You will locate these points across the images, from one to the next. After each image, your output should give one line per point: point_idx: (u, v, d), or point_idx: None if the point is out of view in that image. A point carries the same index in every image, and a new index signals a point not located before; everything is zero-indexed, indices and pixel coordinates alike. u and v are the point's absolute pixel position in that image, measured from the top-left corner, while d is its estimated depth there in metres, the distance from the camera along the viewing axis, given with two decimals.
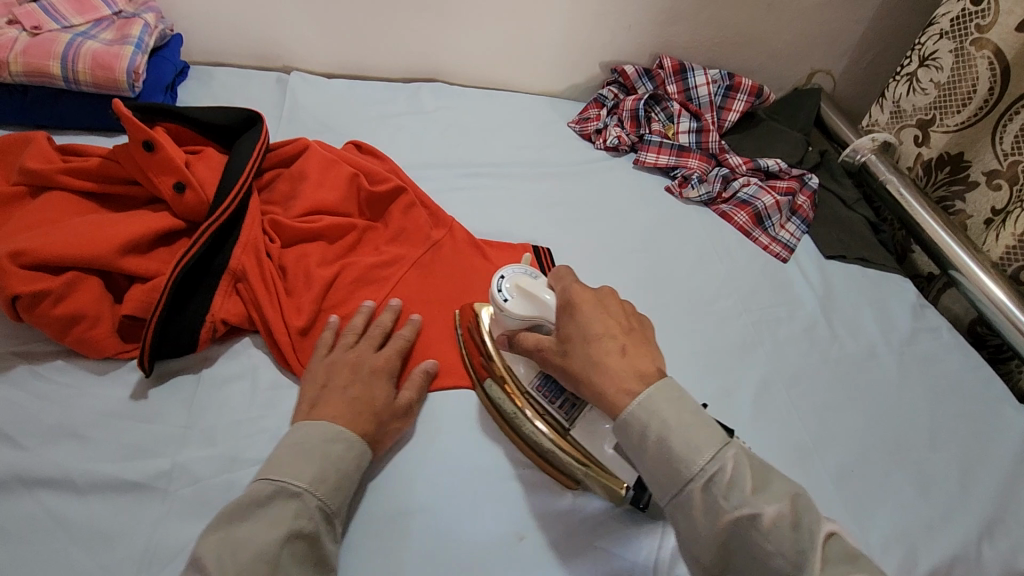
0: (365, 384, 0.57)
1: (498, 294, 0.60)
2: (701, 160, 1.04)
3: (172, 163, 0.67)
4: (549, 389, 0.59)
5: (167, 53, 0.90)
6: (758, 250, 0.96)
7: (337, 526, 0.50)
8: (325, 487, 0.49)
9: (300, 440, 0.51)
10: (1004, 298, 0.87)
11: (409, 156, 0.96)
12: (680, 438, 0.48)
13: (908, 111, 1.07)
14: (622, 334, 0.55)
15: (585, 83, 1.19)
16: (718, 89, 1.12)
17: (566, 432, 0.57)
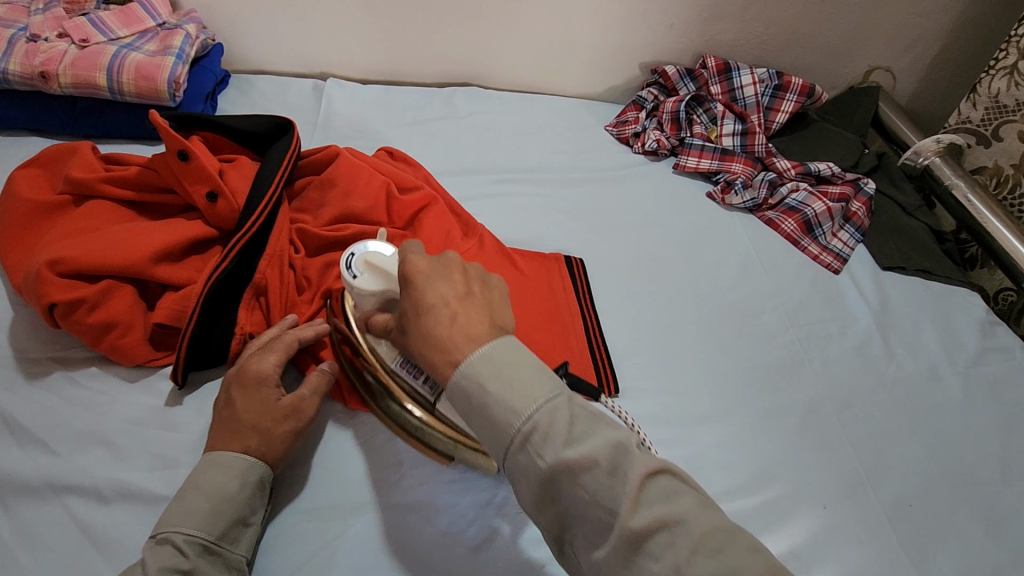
0: (239, 400, 0.54)
1: (347, 272, 0.60)
2: (745, 164, 0.99)
3: (205, 172, 0.68)
4: (412, 367, 0.57)
5: (208, 63, 0.92)
6: (807, 260, 0.90)
7: (226, 553, 0.49)
8: (196, 520, 0.48)
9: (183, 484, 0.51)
10: None
11: (442, 162, 0.95)
12: (499, 398, 0.43)
13: (1010, 106, 0.96)
14: (459, 302, 0.49)
15: (624, 85, 1.15)
16: (765, 90, 1.06)
17: (433, 408, 0.56)
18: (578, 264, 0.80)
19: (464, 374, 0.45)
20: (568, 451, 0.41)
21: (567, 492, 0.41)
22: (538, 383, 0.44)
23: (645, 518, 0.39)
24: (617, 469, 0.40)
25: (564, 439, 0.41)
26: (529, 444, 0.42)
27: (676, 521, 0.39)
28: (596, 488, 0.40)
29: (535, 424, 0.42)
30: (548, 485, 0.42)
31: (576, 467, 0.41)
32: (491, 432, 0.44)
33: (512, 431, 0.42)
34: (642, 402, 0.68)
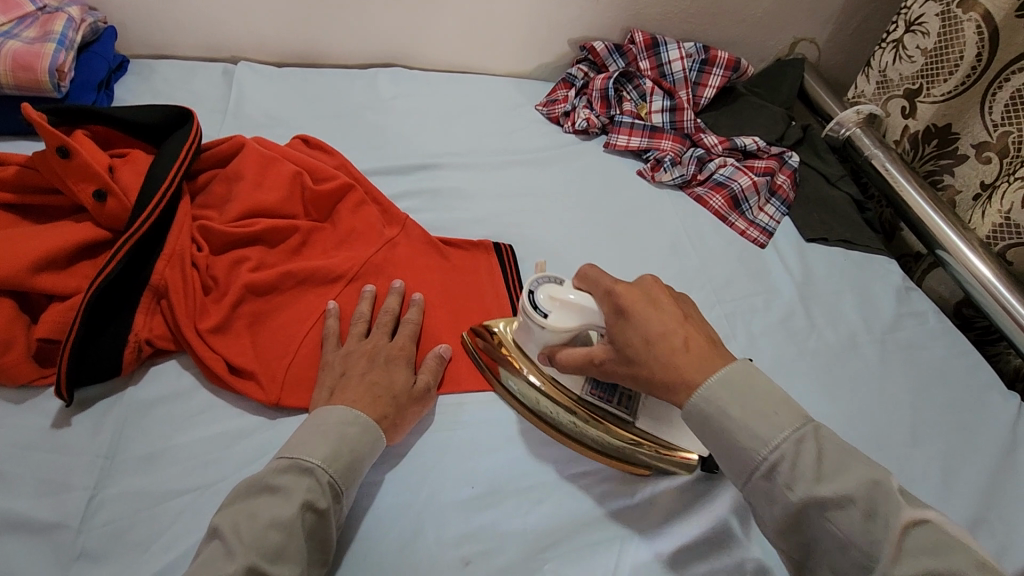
0: (383, 371, 0.58)
1: (534, 311, 0.57)
2: (674, 141, 0.99)
3: (91, 169, 0.62)
4: (603, 391, 0.60)
5: (98, 48, 0.85)
6: (735, 235, 0.91)
7: (344, 507, 0.49)
8: (338, 465, 0.49)
9: (324, 424, 0.51)
10: (989, 274, 0.83)
11: (364, 148, 0.91)
12: (743, 429, 0.47)
13: (895, 81, 1.00)
14: (683, 327, 0.52)
15: (554, 62, 1.12)
16: (693, 64, 1.06)
17: (631, 424, 0.59)
18: (506, 249, 0.78)
19: (704, 397, 0.48)
20: (820, 487, 0.43)
21: (815, 524, 0.44)
22: (776, 415, 0.46)
23: (912, 569, 0.40)
24: (872, 508, 0.42)
25: (814, 475, 0.44)
26: (776, 473, 0.45)
27: (950, 575, 0.39)
28: (847, 524, 0.42)
29: (778, 455, 0.45)
30: (792, 515, 0.45)
31: (827, 501, 0.43)
32: (730, 457, 0.47)
33: (757, 460, 0.46)
34: None
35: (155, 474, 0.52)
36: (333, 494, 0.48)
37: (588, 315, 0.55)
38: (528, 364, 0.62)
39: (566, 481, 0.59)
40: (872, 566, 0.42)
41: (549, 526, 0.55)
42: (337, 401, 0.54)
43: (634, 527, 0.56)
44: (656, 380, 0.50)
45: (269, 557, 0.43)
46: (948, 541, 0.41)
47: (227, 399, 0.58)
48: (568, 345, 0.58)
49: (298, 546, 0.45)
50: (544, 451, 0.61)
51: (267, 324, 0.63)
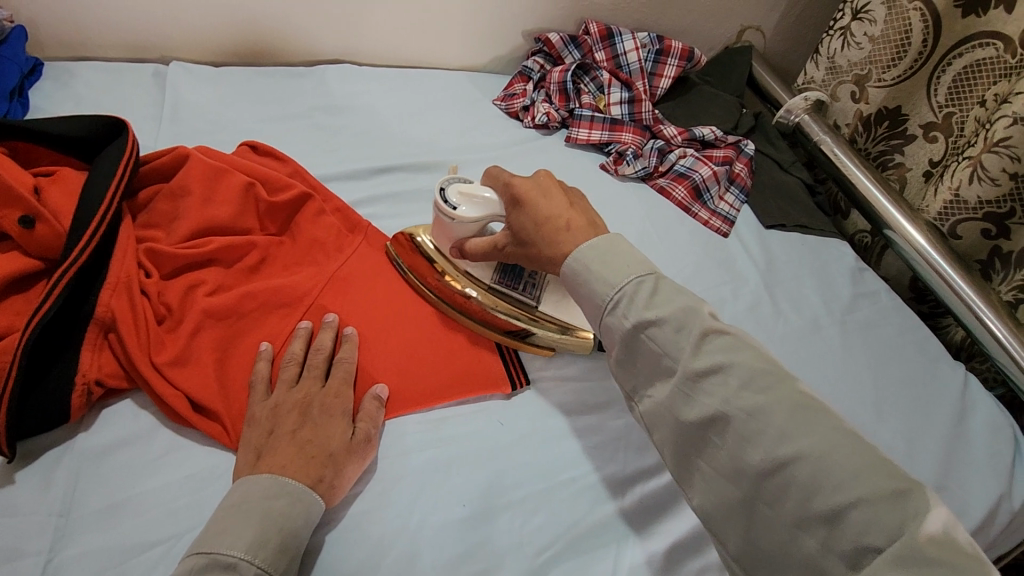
0: (319, 425, 0.53)
1: (444, 204, 0.64)
2: (634, 133, 0.99)
3: (13, 193, 0.55)
4: (509, 279, 0.67)
5: (7, 52, 0.76)
6: (698, 225, 0.92)
7: None
8: (265, 554, 0.45)
9: (250, 510, 0.46)
10: (934, 254, 0.88)
11: (317, 151, 0.86)
12: (599, 278, 0.53)
13: (844, 67, 1.05)
14: (569, 211, 0.59)
15: (508, 55, 1.10)
16: (648, 55, 1.05)
17: (535, 308, 0.68)
18: None
19: (575, 259, 0.55)
20: (697, 362, 0.48)
21: (642, 351, 0.51)
22: (631, 265, 0.53)
23: (706, 362, 0.48)
24: (684, 327, 0.50)
25: (645, 305, 0.51)
26: (618, 309, 0.52)
27: (730, 366, 0.47)
28: (665, 342, 0.50)
29: (620, 300, 0.52)
30: (630, 345, 0.51)
31: (700, 373, 0.48)
32: (588, 302, 0.55)
33: (605, 300, 0.53)
34: (554, 392, 0.66)
35: (119, 527, 0.48)
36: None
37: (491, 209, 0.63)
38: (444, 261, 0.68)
39: (559, 488, 0.58)
40: (693, 382, 0.48)
41: (545, 537, 0.54)
42: (272, 458, 0.50)
43: (628, 529, 0.56)
44: (545, 255, 0.58)
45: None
46: (818, 413, 0.45)
47: (193, 439, 0.54)
48: (477, 236, 0.66)
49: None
50: (533, 459, 0.60)
51: (229, 351, 0.59)
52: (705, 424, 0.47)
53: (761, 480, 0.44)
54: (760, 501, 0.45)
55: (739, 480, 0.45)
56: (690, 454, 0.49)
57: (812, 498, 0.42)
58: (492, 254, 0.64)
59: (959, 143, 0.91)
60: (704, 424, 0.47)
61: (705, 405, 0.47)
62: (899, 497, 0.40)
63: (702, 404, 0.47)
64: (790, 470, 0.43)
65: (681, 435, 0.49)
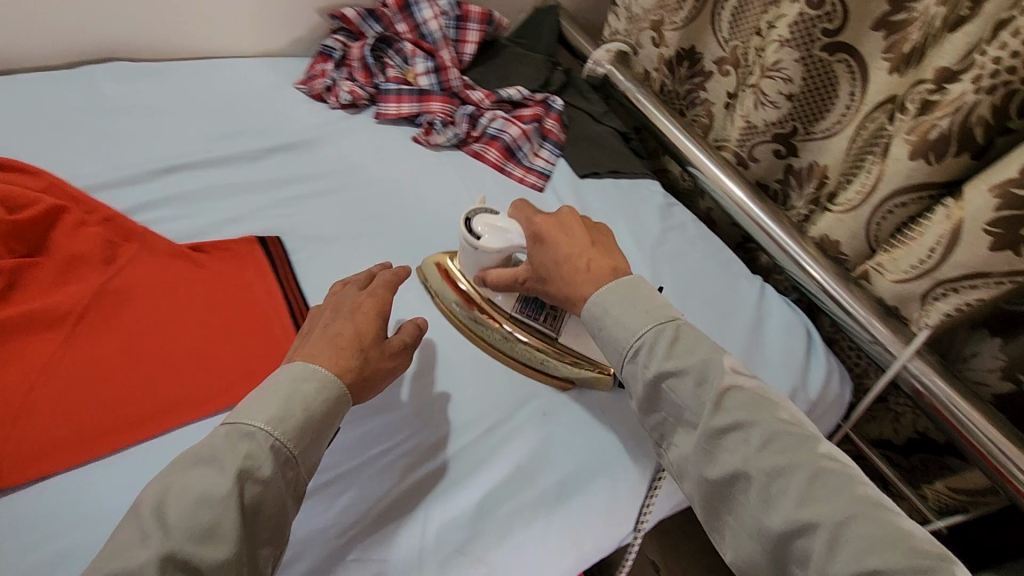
0: (348, 322, 0.59)
1: (468, 236, 0.67)
2: (443, 101, 0.98)
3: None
4: (530, 308, 0.69)
5: None
6: (514, 184, 0.94)
7: (297, 472, 0.49)
8: (286, 428, 0.49)
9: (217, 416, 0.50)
10: (738, 189, 0.91)
11: (82, 159, 0.78)
12: (614, 323, 0.59)
13: (641, 16, 1.08)
14: (590, 249, 0.65)
15: (307, 36, 1.05)
16: (449, 22, 1.04)
17: (554, 339, 0.69)
18: (272, 239, 0.74)
19: (594, 302, 0.61)
20: (716, 420, 0.53)
21: (665, 400, 0.56)
22: (646, 315, 0.58)
23: (725, 419, 0.53)
24: (704, 379, 0.55)
25: (664, 353, 0.56)
26: (638, 356, 0.57)
27: (749, 423, 0.53)
28: (686, 395, 0.55)
29: (635, 348, 0.57)
30: (654, 395, 0.57)
31: (725, 430, 0.53)
32: (611, 350, 0.59)
33: (626, 346, 0.58)
34: None
35: None
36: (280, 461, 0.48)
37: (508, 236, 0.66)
38: (468, 289, 0.71)
39: (363, 465, 0.57)
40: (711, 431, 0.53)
41: (348, 517, 0.54)
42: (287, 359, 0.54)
43: (439, 488, 0.57)
44: (565, 295, 0.63)
45: (192, 541, 0.43)
46: (819, 459, 0.51)
47: None
48: (500, 266, 0.69)
49: (228, 525, 0.44)
50: (338, 438, 0.58)
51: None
52: (723, 482, 0.52)
53: (780, 540, 0.49)
54: (781, 563, 0.50)
55: (759, 538, 0.50)
56: (716, 505, 0.54)
57: (830, 559, 0.46)
58: (512, 285, 0.67)
59: (745, 73, 0.96)
60: (727, 480, 0.52)
61: (728, 463, 0.52)
62: (911, 563, 0.44)
63: (724, 460, 0.53)
64: (808, 535, 0.48)
65: (704, 490, 0.54)
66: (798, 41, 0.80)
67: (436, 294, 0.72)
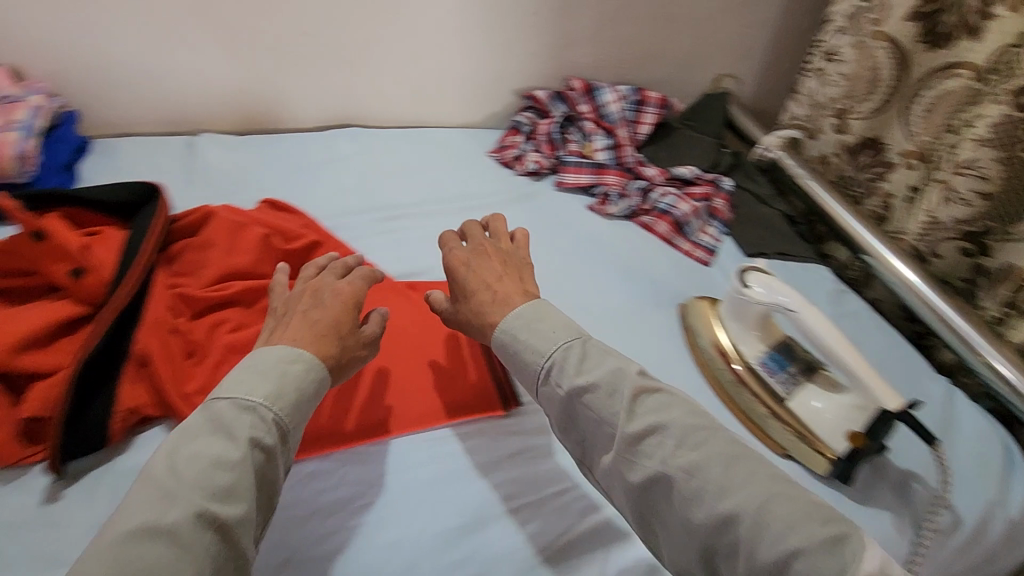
0: (326, 307, 0.59)
1: (737, 282, 0.76)
2: (618, 176, 1.07)
3: (62, 251, 0.65)
4: (772, 367, 0.75)
5: (61, 134, 0.88)
6: (682, 256, 0.98)
7: (291, 447, 0.51)
8: (283, 405, 0.51)
9: (284, 380, 0.52)
10: (915, 278, 0.88)
11: (327, 204, 0.95)
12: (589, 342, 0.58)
13: (826, 104, 1.10)
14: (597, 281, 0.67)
15: (501, 112, 1.21)
16: (628, 105, 1.15)
17: (785, 402, 0.73)
18: None
19: (505, 327, 0.59)
20: (631, 426, 0.52)
21: (581, 417, 0.55)
22: (560, 330, 0.58)
23: (638, 424, 0.52)
24: (615, 390, 0.54)
25: (576, 370, 0.55)
26: (553, 376, 0.56)
27: (664, 426, 0.51)
28: (597, 406, 0.53)
29: (552, 377, 0.56)
30: (566, 410, 0.55)
31: (637, 438, 0.51)
32: (542, 374, 0.58)
33: (537, 368, 0.57)
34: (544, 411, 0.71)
35: None
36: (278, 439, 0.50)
37: (783, 295, 0.73)
38: (721, 336, 0.79)
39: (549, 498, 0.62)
40: (631, 440, 0.51)
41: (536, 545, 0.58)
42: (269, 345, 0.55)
43: (616, 534, 0.60)
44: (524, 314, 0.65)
45: (214, 497, 0.44)
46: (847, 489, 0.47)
47: None
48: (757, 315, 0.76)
49: (247, 486, 0.46)
50: (527, 471, 0.64)
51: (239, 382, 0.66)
52: (635, 485, 0.51)
53: (715, 535, 0.47)
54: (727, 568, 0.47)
55: (692, 539, 0.48)
56: (646, 515, 0.52)
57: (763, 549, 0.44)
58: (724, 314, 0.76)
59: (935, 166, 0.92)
60: (648, 482, 0.50)
61: (647, 467, 0.50)
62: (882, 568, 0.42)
63: (642, 466, 0.50)
64: (733, 526, 0.46)
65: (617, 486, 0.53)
66: (1001, 141, 0.81)
67: (690, 330, 0.83)
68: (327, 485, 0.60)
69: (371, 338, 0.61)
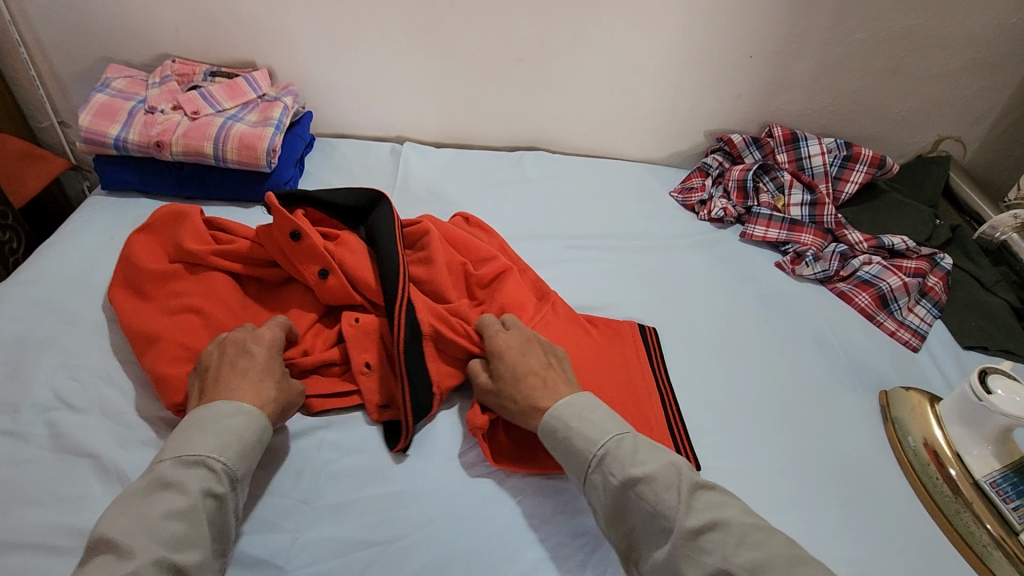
0: (266, 364, 0.61)
1: (975, 388, 0.66)
2: (815, 235, 0.99)
3: (314, 252, 0.71)
4: (1006, 489, 0.65)
5: (298, 130, 0.98)
6: (883, 336, 0.88)
7: (242, 490, 0.54)
8: (588, 443, 0.57)
9: (216, 428, 0.54)
10: None
11: (512, 225, 0.98)
12: (594, 426, 0.58)
13: None
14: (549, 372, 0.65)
15: (688, 151, 1.17)
16: (834, 160, 1.06)
17: (1015, 534, 0.63)
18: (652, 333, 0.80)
19: (553, 414, 0.60)
20: (690, 520, 0.51)
21: (632, 508, 0.53)
22: (609, 422, 0.59)
23: (697, 518, 0.51)
24: (673, 484, 0.53)
25: (631, 460, 0.55)
26: (604, 465, 0.55)
27: (723, 522, 0.51)
28: (654, 498, 0.52)
29: (596, 458, 0.56)
30: (619, 499, 0.54)
31: (696, 532, 0.50)
32: (574, 459, 0.57)
33: (588, 456, 0.56)
34: (724, 482, 0.67)
35: (343, 523, 0.59)
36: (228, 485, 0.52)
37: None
38: (939, 441, 0.70)
39: None
40: (662, 531, 0.52)
41: None
42: (209, 401, 0.57)
43: None
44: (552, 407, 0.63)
45: (174, 546, 0.47)
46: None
47: (401, 462, 0.65)
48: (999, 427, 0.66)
49: (201, 533, 0.49)
50: None
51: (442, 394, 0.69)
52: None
53: None
54: None
55: None
56: None
57: None
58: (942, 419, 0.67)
59: None
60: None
61: (705, 563, 0.49)
62: None
63: (701, 562, 0.49)
64: None
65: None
66: None
67: (894, 423, 0.74)
68: (500, 512, 0.61)
69: (293, 394, 0.62)
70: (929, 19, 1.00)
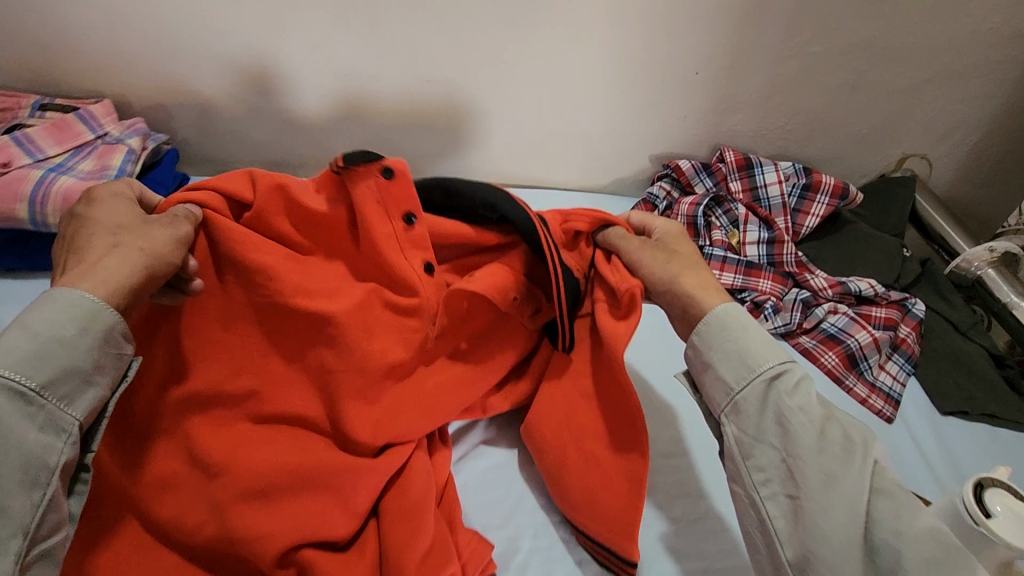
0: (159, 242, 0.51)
1: (973, 506, 0.52)
2: (774, 280, 0.86)
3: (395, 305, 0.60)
4: None
5: (157, 176, 0.80)
6: (854, 404, 0.76)
7: (44, 414, 0.42)
8: (772, 359, 0.51)
9: (26, 324, 0.43)
10: None
11: None
12: (755, 342, 0.52)
13: None
14: (685, 257, 0.60)
15: (631, 177, 1.03)
16: (792, 189, 0.94)
17: None
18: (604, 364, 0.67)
19: (725, 312, 0.54)
20: (882, 481, 0.47)
21: (787, 438, 0.48)
22: (769, 348, 0.52)
23: (887, 482, 0.47)
24: (855, 443, 0.47)
25: (806, 390, 0.50)
26: (779, 382, 0.50)
27: (903, 494, 0.46)
28: (808, 430, 0.48)
29: (743, 393, 0.51)
30: (779, 432, 0.49)
31: (862, 498, 0.46)
32: (735, 364, 0.51)
33: (767, 369, 0.51)
34: None
35: None
36: (14, 400, 0.41)
37: None
38: None
39: None
40: (790, 478, 0.48)
41: None
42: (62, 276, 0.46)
43: None
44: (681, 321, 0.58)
45: None
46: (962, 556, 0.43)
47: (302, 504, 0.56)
48: (1001, 558, 0.52)
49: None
50: None
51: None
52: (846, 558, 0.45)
53: None
54: None
55: None
56: None
57: None
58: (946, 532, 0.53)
59: None
60: (876, 551, 0.45)
61: (882, 526, 0.45)
62: None
63: (874, 528, 0.46)
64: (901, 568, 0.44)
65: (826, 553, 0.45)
66: None
67: None
68: None
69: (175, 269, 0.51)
70: (894, 28, 0.88)
